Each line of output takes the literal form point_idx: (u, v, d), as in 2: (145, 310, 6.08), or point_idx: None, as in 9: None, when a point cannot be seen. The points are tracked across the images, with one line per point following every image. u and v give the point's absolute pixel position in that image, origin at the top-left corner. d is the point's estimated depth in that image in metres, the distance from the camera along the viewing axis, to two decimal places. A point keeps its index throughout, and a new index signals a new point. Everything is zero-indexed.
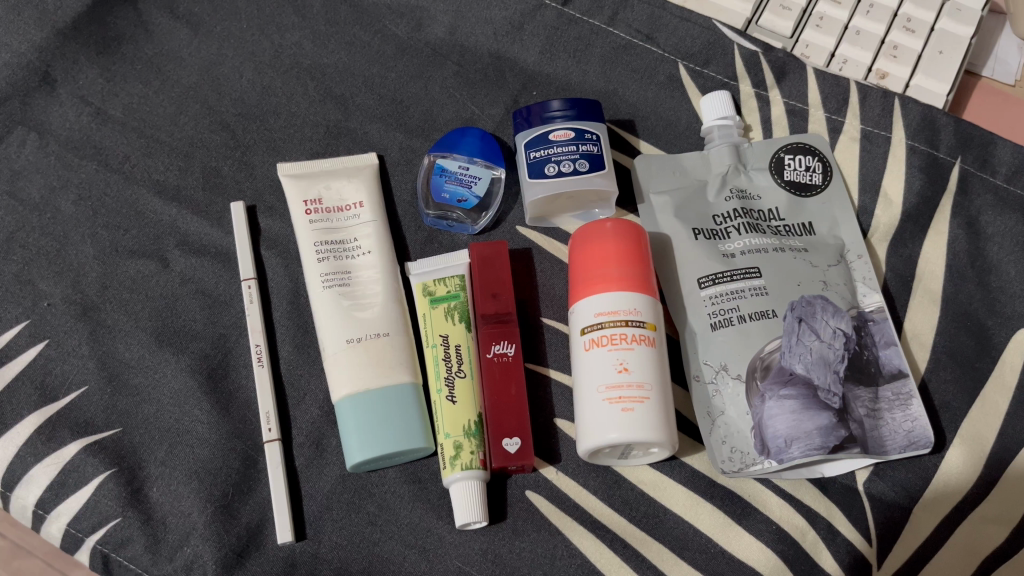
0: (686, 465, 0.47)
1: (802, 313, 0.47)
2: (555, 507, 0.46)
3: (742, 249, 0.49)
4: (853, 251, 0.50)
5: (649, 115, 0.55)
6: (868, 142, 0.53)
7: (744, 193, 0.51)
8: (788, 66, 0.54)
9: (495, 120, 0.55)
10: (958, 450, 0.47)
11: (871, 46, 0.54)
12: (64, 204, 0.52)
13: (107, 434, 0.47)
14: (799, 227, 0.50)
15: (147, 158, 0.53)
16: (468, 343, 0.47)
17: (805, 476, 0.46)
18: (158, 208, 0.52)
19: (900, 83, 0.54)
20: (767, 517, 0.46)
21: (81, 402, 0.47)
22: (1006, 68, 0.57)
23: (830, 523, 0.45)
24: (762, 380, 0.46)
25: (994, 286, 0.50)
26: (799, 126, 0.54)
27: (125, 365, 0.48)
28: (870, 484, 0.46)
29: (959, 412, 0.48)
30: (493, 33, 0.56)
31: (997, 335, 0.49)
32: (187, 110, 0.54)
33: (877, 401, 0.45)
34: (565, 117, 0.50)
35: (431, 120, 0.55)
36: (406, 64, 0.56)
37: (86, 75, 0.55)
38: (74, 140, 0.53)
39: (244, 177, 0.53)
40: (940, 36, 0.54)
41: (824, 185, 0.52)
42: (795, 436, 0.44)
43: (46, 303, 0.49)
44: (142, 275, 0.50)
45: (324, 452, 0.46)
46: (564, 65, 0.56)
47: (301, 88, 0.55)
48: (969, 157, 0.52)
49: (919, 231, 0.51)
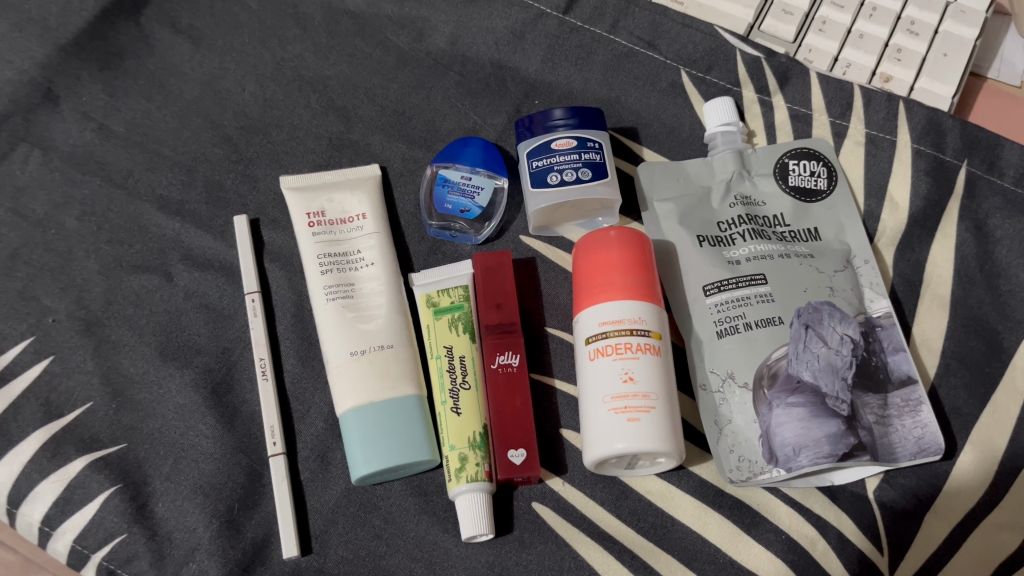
0: (694, 475, 0.47)
1: (809, 320, 0.46)
2: (563, 518, 0.45)
3: (747, 256, 0.48)
4: (859, 256, 0.50)
5: (652, 122, 0.55)
6: (873, 146, 0.53)
7: (749, 199, 0.51)
8: (791, 70, 0.54)
9: (497, 129, 0.55)
10: (968, 456, 0.46)
11: (875, 49, 0.54)
12: (69, 220, 0.52)
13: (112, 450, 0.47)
14: (804, 233, 0.50)
15: (150, 172, 0.53)
16: (473, 353, 0.47)
17: (814, 484, 0.45)
18: (162, 222, 0.52)
19: (903, 87, 0.54)
20: (777, 526, 0.45)
21: (86, 418, 0.47)
22: (1012, 69, 0.56)
23: (840, 532, 0.45)
24: (770, 388, 0.45)
25: (1003, 290, 0.50)
26: (803, 131, 0.54)
27: (130, 380, 0.48)
28: (880, 491, 0.46)
29: (969, 418, 0.47)
30: (494, 43, 0.56)
31: (1008, 339, 0.49)
32: (190, 124, 0.54)
33: (886, 407, 0.45)
34: (568, 126, 0.50)
35: (434, 130, 0.55)
36: (409, 75, 0.56)
37: (89, 91, 0.55)
38: (78, 156, 0.53)
39: (247, 190, 0.53)
40: (944, 37, 0.54)
41: (829, 190, 0.51)
42: (804, 444, 0.43)
43: (51, 318, 0.49)
44: (146, 289, 0.50)
45: (328, 466, 0.46)
46: (566, 74, 0.56)
47: (303, 100, 0.55)
48: (975, 160, 0.52)
49: (927, 235, 0.51)
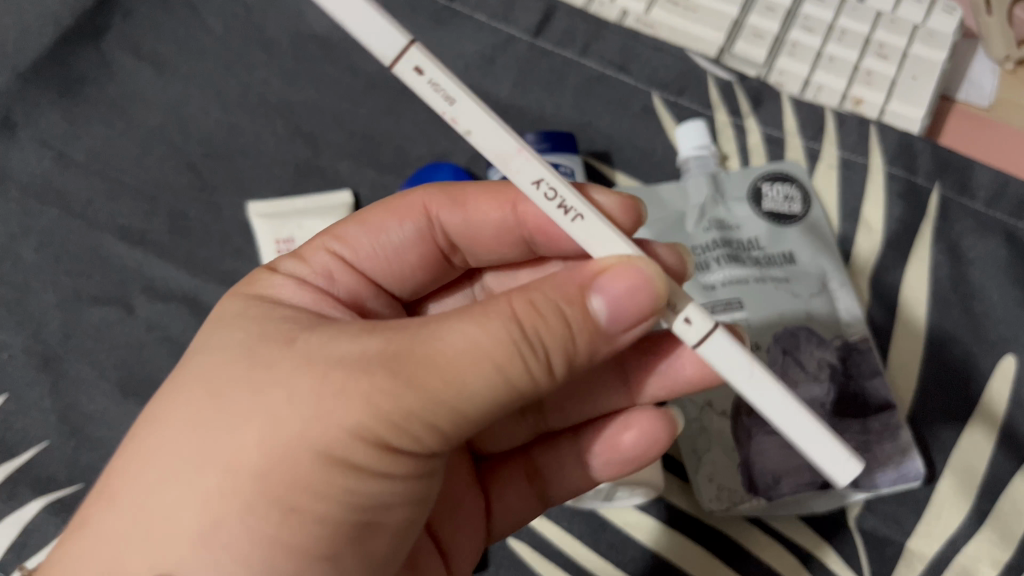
0: (672, 506, 0.46)
1: (787, 344, 0.46)
2: (540, 553, 0.45)
3: (724, 281, 0.48)
4: (836, 279, 0.49)
5: (625, 145, 0.55)
6: (847, 169, 0.52)
7: (724, 223, 0.50)
8: (764, 94, 0.54)
9: (469, 155, 0.54)
10: (949, 480, 0.45)
11: (845, 72, 0.53)
12: (25, 251, 0.50)
13: (838, 454, 0.25)
14: (780, 256, 0.49)
15: (112, 201, 0.52)
16: None
17: (794, 511, 0.45)
18: (123, 252, 0.50)
19: (875, 109, 0.53)
20: (757, 557, 0.44)
21: (42, 457, 0.45)
22: (980, 91, 0.56)
23: (822, 561, 0.44)
24: (748, 416, 0.44)
25: (978, 311, 0.49)
26: (776, 153, 0.53)
27: (88, 419, 0.46)
28: (860, 518, 0.45)
29: (947, 442, 0.46)
30: (464, 67, 0.56)
31: (984, 361, 0.48)
32: (154, 151, 0.53)
33: (865, 433, 0.44)
34: (540, 150, 0.49)
35: (404, 155, 0.54)
36: (378, 99, 0.55)
37: (48, 118, 0.53)
38: (36, 184, 0.52)
39: (212, 219, 0.52)
40: (912, 61, 0.53)
41: (804, 214, 0.51)
42: (784, 471, 0.43)
43: (6, 354, 0.47)
44: (106, 322, 0.49)
45: None
46: (537, 98, 0.55)
47: (271, 125, 0.54)
48: (946, 182, 0.51)
49: (901, 257, 0.51)
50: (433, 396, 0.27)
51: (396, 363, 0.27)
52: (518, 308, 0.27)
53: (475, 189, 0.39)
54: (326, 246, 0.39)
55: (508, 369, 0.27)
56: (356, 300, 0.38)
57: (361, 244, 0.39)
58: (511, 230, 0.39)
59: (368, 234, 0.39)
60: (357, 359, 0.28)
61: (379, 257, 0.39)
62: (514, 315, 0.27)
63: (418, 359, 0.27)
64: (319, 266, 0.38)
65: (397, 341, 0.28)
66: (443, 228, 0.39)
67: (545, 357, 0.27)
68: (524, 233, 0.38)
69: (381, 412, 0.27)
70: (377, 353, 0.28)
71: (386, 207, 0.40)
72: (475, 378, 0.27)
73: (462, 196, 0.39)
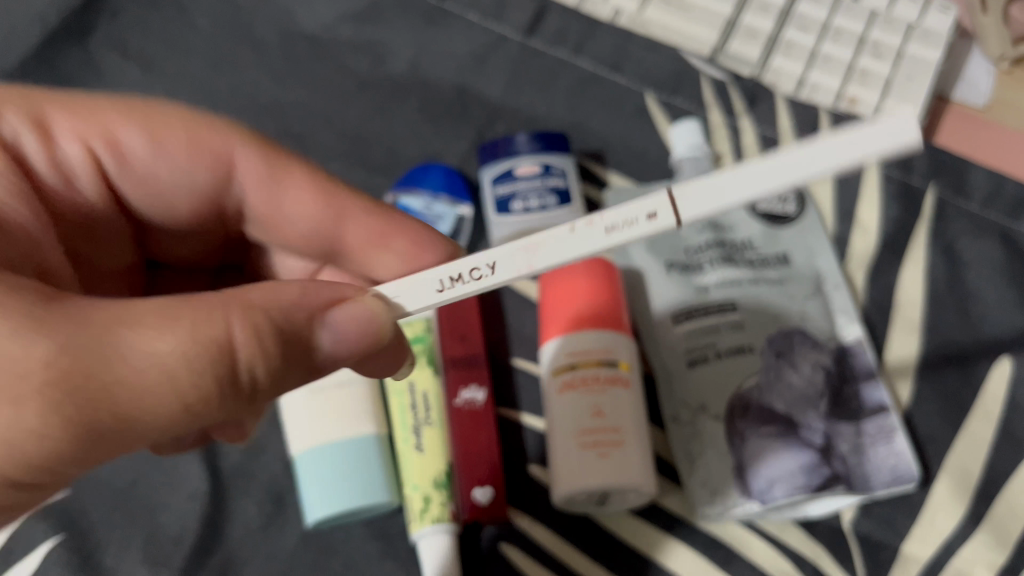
0: (665, 511, 0.45)
1: (781, 347, 0.46)
2: (531, 559, 0.44)
3: (717, 283, 0.48)
4: (830, 280, 0.49)
5: (618, 146, 0.54)
6: (841, 170, 0.52)
7: (718, 225, 0.49)
8: (758, 94, 0.53)
9: (460, 155, 0.53)
10: (945, 483, 0.45)
11: (840, 72, 0.53)
12: None
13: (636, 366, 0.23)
14: (774, 258, 0.49)
15: None
16: (436, 388, 0.46)
17: (789, 517, 0.44)
18: None
19: (870, 109, 0.52)
20: (751, 562, 0.44)
21: None
22: (976, 91, 0.55)
23: (816, 566, 0.44)
24: (742, 419, 0.44)
25: (974, 313, 0.49)
26: (771, 154, 0.53)
27: None
28: (855, 522, 0.44)
29: (943, 444, 0.46)
30: (457, 67, 0.55)
31: (980, 363, 0.47)
32: None
33: (860, 436, 0.44)
34: (532, 150, 0.49)
35: (395, 156, 0.53)
36: (368, 99, 0.54)
37: None
38: None
39: None
40: (908, 61, 0.52)
41: (799, 215, 0.50)
42: (777, 476, 0.42)
43: None
44: None
45: (285, 508, 0.45)
46: (530, 99, 0.55)
47: (259, 126, 0.54)
48: (942, 183, 0.51)
49: (897, 258, 0.50)
50: (110, 426, 0.24)
51: (74, 386, 0.24)
52: (225, 338, 0.26)
53: (313, 181, 0.40)
54: (88, 142, 0.36)
55: (191, 403, 0.25)
56: (76, 205, 0.37)
57: (133, 149, 0.37)
58: (324, 238, 0.41)
59: (150, 150, 0.37)
60: (34, 366, 0.24)
61: (136, 173, 0.38)
62: (198, 346, 0.25)
63: (98, 384, 0.24)
64: (63, 157, 0.36)
65: (86, 347, 0.24)
66: (239, 191, 0.40)
67: (228, 390, 0.26)
68: (333, 243, 0.41)
69: (64, 440, 0.24)
70: (49, 370, 0.24)
71: (187, 126, 0.38)
72: (150, 414, 0.25)
73: (282, 177, 0.40)
